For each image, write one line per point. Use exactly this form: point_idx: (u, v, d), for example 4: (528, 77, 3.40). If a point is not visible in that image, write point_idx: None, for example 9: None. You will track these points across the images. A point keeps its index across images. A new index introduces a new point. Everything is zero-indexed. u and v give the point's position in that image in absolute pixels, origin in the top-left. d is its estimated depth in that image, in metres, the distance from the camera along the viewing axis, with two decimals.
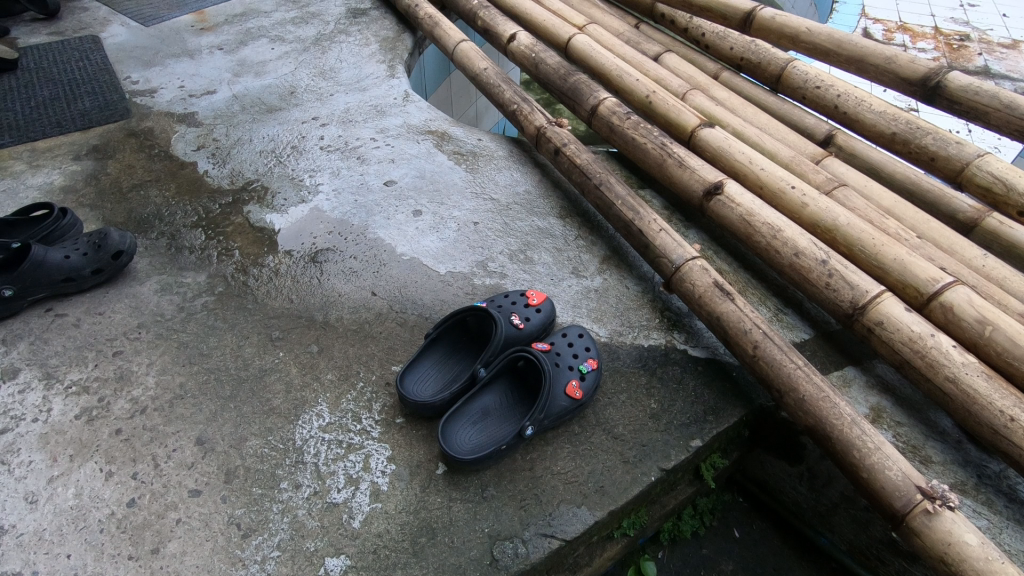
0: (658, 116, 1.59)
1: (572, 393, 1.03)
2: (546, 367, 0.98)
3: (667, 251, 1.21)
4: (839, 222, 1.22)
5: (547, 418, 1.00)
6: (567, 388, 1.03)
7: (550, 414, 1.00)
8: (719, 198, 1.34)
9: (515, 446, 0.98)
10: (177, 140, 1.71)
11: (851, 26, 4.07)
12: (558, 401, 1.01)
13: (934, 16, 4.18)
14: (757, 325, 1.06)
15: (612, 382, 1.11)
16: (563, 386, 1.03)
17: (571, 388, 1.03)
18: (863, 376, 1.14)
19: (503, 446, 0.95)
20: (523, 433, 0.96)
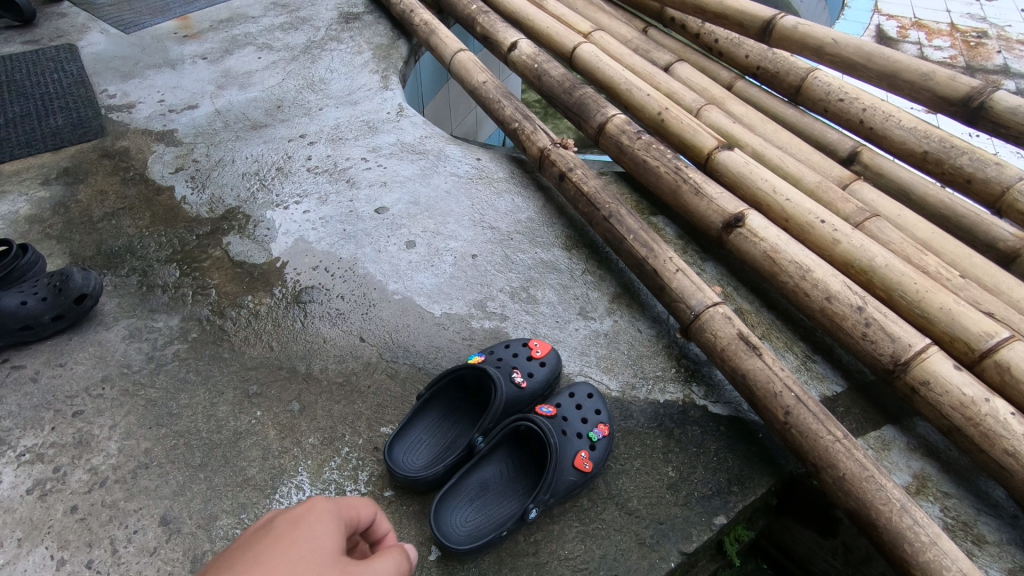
0: (671, 136, 1.47)
1: (581, 465, 0.92)
2: (553, 441, 0.87)
3: (684, 295, 1.10)
4: (876, 263, 1.10)
5: (553, 497, 0.89)
6: (574, 460, 0.92)
7: (557, 492, 0.90)
8: (741, 232, 1.22)
9: (517, 529, 0.87)
10: (154, 161, 1.60)
11: (863, 24, 3.91)
12: (565, 476, 0.91)
13: (949, 12, 4.02)
14: (789, 387, 0.94)
15: (624, 447, 1.00)
16: (571, 457, 0.92)
17: (580, 459, 0.93)
18: (904, 437, 1.03)
19: (504, 532, 0.84)
20: (525, 517, 0.85)
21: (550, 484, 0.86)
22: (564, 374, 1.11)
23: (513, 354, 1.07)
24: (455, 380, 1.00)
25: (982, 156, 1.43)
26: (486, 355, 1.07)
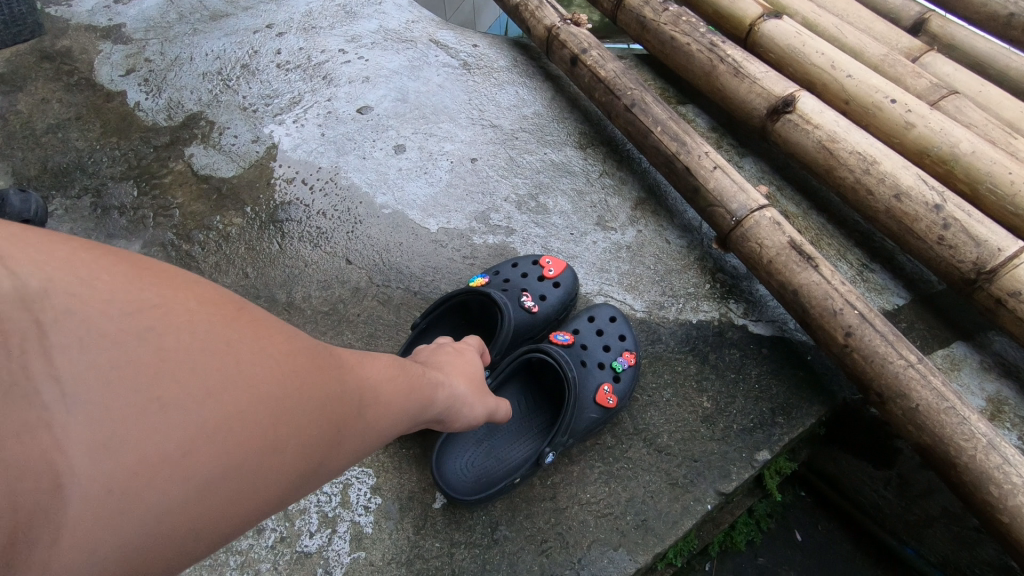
0: (705, 6, 1.22)
1: (603, 400, 0.80)
2: (570, 374, 0.75)
3: (723, 198, 0.93)
4: (960, 149, 0.90)
5: (572, 437, 0.78)
6: (595, 395, 0.80)
7: (576, 430, 0.78)
8: (790, 118, 1.02)
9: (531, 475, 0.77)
10: (101, 62, 1.38)
11: None
12: (585, 413, 0.79)
13: None
14: (851, 304, 0.79)
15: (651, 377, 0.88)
16: (591, 392, 0.81)
17: (602, 393, 0.81)
18: (977, 355, 0.89)
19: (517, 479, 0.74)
20: (541, 462, 0.74)
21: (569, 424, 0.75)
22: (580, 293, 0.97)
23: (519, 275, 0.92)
24: (451, 307, 0.86)
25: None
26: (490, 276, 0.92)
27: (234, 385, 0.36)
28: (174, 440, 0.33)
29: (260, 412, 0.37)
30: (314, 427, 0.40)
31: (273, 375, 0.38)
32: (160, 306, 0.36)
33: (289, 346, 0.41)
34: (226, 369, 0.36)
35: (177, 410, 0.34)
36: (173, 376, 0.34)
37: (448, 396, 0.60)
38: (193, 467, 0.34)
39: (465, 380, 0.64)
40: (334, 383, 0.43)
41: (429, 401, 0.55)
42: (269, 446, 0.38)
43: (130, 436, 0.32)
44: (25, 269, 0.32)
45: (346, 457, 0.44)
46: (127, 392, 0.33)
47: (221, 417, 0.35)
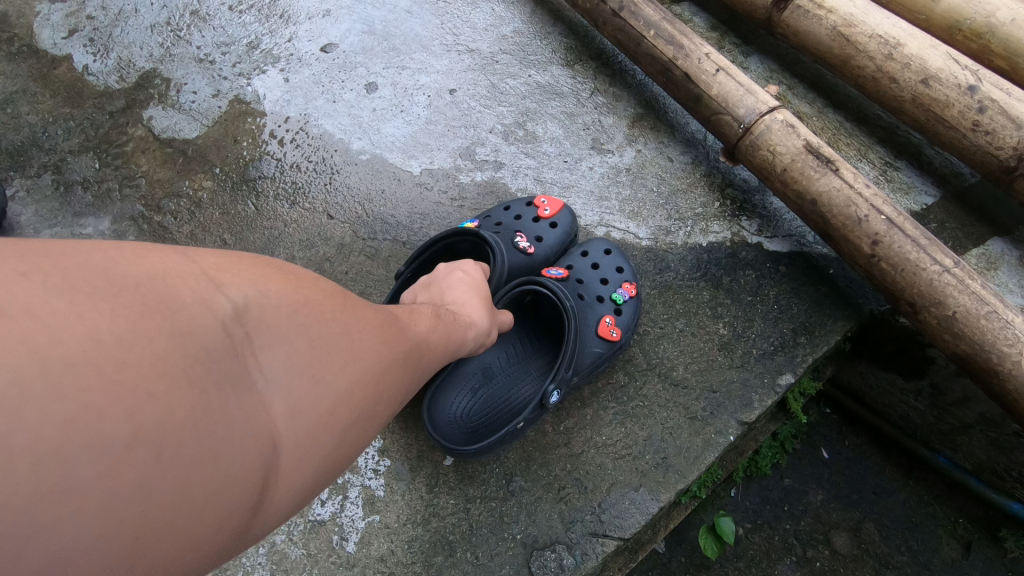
0: None
1: (606, 333, 0.75)
2: (569, 305, 0.69)
3: (729, 104, 0.83)
4: (998, 18, 0.79)
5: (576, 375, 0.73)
6: (598, 328, 0.75)
7: (579, 368, 0.73)
8: (799, 5, 0.91)
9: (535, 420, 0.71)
10: (40, 24, 1.27)
11: None
12: (588, 349, 0.73)
13: None
14: (877, 210, 0.71)
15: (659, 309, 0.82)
16: (594, 327, 0.75)
17: (607, 327, 0.75)
18: (1015, 251, 0.82)
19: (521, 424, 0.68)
20: (546, 401, 0.68)
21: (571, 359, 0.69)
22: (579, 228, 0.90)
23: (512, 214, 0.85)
24: (440, 252, 0.80)
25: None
26: (480, 218, 0.85)
27: (369, 353, 0.44)
28: (339, 400, 0.41)
29: (390, 373, 0.46)
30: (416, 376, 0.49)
31: (389, 341, 0.46)
32: (305, 301, 0.42)
33: (389, 314, 0.49)
34: (364, 340, 0.44)
35: (339, 377, 0.42)
36: (326, 350, 0.41)
37: (477, 335, 0.62)
38: (356, 418, 0.43)
39: (483, 308, 0.64)
40: (424, 337, 0.51)
41: (463, 344, 0.59)
42: (394, 401, 0.46)
43: (310, 403, 0.40)
44: (206, 282, 0.38)
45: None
46: (300, 368, 0.40)
47: (365, 379, 0.43)
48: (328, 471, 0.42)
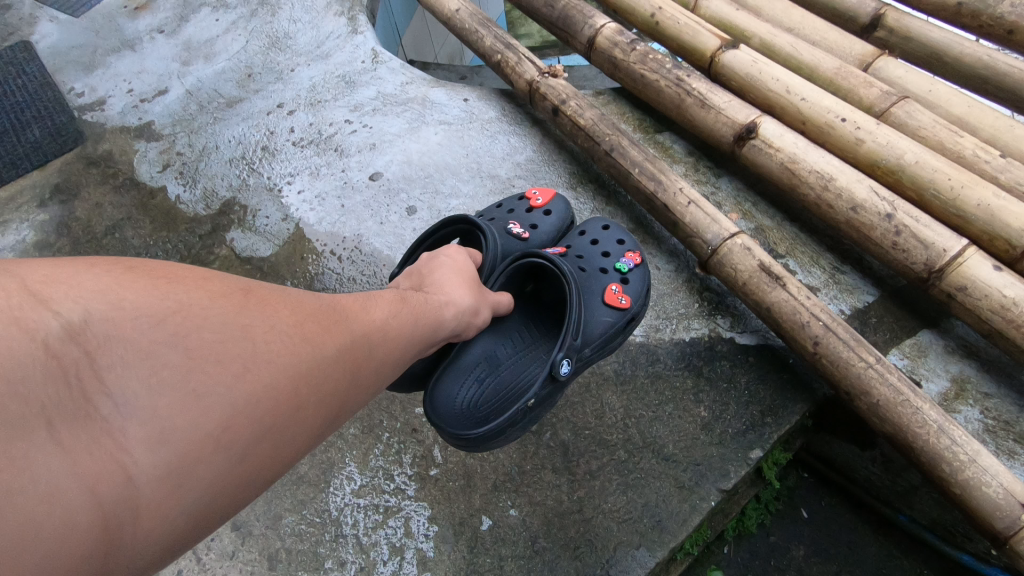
0: (669, 41, 1.33)
1: (613, 299, 0.94)
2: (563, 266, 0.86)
3: (699, 229, 1.05)
4: (905, 160, 1.01)
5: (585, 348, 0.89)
6: (606, 297, 0.94)
7: (589, 337, 0.90)
8: (754, 144, 1.13)
9: (548, 398, 0.85)
10: (140, 162, 1.55)
11: None
12: (599, 319, 0.92)
13: None
14: (816, 317, 0.91)
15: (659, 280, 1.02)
16: (601, 297, 0.94)
17: (615, 295, 0.94)
18: (941, 340, 1.00)
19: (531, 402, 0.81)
20: (558, 371, 0.82)
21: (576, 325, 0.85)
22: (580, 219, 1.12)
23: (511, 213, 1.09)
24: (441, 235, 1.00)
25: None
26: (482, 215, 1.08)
27: (269, 355, 0.54)
28: (239, 405, 0.51)
29: (303, 370, 0.56)
30: (345, 367, 0.60)
31: (291, 338, 0.56)
32: (173, 308, 0.51)
33: (301, 315, 0.58)
34: (266, 347, 0.54)
35: (237, 385, 0.51)
36: (215, 361, 0.51)
37: (456, 313, 0.78)
38: (264, 415, 0.53)
39: (468, 289, 0.82)
40: (348, 331, 0.61)
41: (439, 322, 0.75)
42: (304, 383, 0.56)
43: (206, 413, 0.49)
44: (64, 310, 0.47)
45: (381, 375, 0.65)
46: (185, 382, 0.49)
47: (272, 377, 0.53)
48: (256, 456, 0.53)
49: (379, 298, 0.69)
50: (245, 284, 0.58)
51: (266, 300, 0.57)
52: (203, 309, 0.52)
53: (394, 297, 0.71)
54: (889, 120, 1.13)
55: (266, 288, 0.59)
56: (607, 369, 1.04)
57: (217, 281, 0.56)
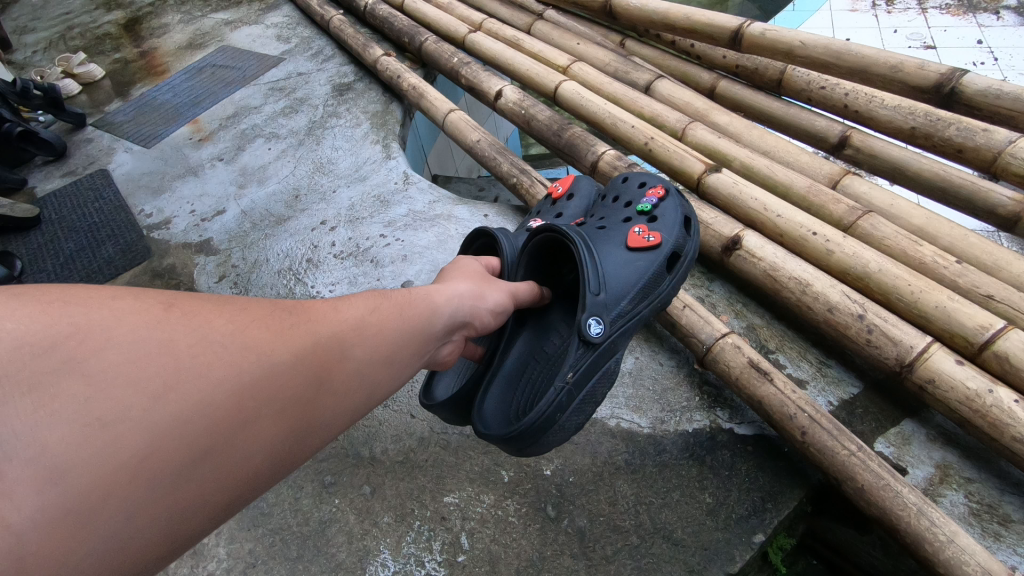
0: (661, 165, 1.54)
1: (636, 240, 1.03)
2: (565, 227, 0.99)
3: (694, 329, 1.19)
4: (871, 269, 1.17)
5: (620, 299, 0.97)
6: (630, 241, 1.04)
7: (621, 284, 0.98)
8: (739, 253, 1.29)
9: (590, 367, 0.92)
10: (199, 273, 1.77)
11: None
12: (632, 265, 1.01)
13: None
14: (802, 409, 1.03)
15: (687, 211, 1.11)
16: (626, 243, 1.04)
17: (640, 237, 1.04)
18: (923, 429, 1.10)
19: (571, 376, 0.90)
20: (587, 327, 0.91)
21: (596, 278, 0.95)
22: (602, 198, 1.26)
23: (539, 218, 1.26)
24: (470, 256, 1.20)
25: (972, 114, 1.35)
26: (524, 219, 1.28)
27: (196, 369, 0.59)
28: (163, 424, 0.56)
29: (244, 380, 0.62)
30: (298, 370, 0.66)
31: (218, 355, 0.61)
32: (70, 333, 0.55)
33: (236, 326, 0.64)
34: (192, 363, 0.59)
35: (157, 408, 0.56)
36: (132, 382, 0.55)
37: (452, 299, 0.88)
38: (199, 434, 0.58)
39: (468, 281, 0.93)
40: (296, 337, 0.68)
41: (434, 311, 0.85)
42: (232, 392, 0.61)
43: (125, 441, 0.54)
44: None
45: (355, 374, 0.73)
46: (90, 409, 0.53)
47: (205, 393, 0.59)
48: (205, 461, 0.58)
49: (352, 300, 0.78)
50: (168, 299, 0.63)
51: (190, 313, 0.63)
52: (117, 330, 0.57)
53: (361, 296, 0.79)
54: (856, 232, 1.30)
55: (194, 300, 0.65)
56: (619, 458, 1.15)
57: (136, 298, 0.61)
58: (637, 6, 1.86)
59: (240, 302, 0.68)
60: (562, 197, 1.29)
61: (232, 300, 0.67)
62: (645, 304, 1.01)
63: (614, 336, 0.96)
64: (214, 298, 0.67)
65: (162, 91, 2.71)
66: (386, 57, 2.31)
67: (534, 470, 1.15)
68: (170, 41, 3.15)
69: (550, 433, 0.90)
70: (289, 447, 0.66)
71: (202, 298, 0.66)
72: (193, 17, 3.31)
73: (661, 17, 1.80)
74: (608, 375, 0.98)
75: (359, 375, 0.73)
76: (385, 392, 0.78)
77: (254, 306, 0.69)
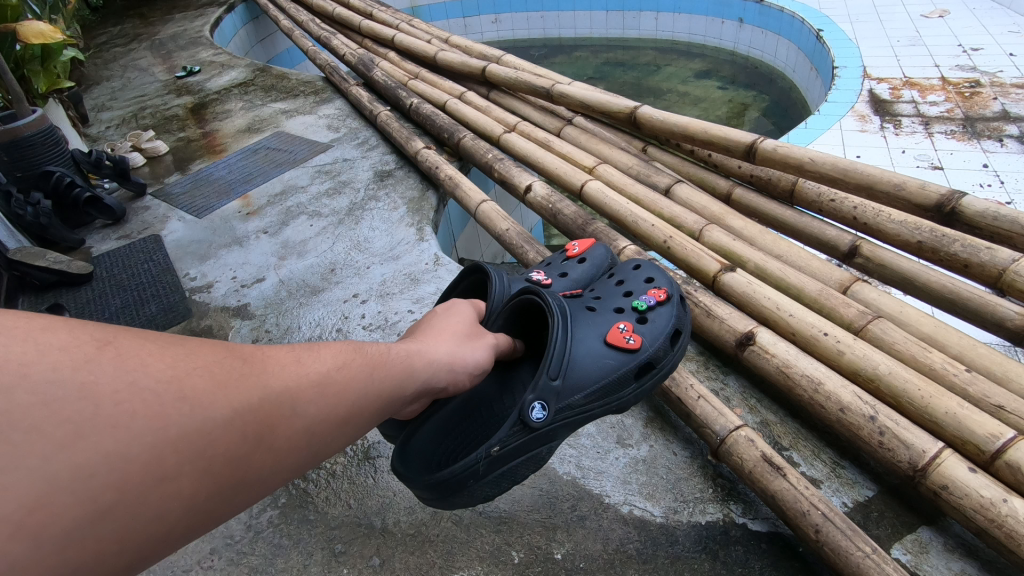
0: (680, 262, 1.63)
1: (616, 339, 1.08)
2: (552, 304, 1.04)
3: (709, 421, 1.23)
4: (881, 370, 1.21)
5: (575, 391, 1.03)
6: (618, 339, 1.08)
7: (584, 379, 1.04)
8: (753, 349, 1.34)
9: (517, 454, 0.99)
10: (233, 336, 1.86)
11: (858, 80, 3.75)
12: (601, 361, 1.05)
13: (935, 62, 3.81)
14: (815, 506, 1.05)
15: (679, 325, 1.15)
16: (607, 338, 1.09)
17: (624, 336, 1.08)
18: (940, 538, 1.09)
19: (496, 449, 0.96)
20: (530, 407, 0.96)
21: (558, 364, 1.00)
22: (607, 273, 1.34)
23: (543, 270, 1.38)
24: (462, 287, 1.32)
25: (974, 233, 1.44)
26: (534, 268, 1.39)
27: (116, 419, 0.59)
28: (65, 472, 0.56)
29: (170, 435, 0.62)
30: (232, 428, 0.67)
31: (147, 410, 0.61)
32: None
33: (175, 372, 0.65)
34: (112, 411, 0.60)
35: (57, 457, 0.56)
36: (44, 427, 0.56)
37: (418, 357, 0.89)
38: (103, 488, 0.58)
39: (437, 343, 0.94)
40: (240, 389, 0.69)
41: (409, 372, 0.87)
42: (152, 448, 0.61)
43: (18, 489, 0.53)
44: None
45: (300, 432, 0.74)
46: None
47: (121, 446, 0.59)
48: (106, 516, 0.58)
49: (321, 351, 0.79)
50: (107, 335, 0.64)
51: (126, 354, 0.63)
52: (35, 366, 0.58)
53: (333, 348, 0.81)
54: (867, 335, 1.35)
55: (132, 339, 0.65)
56: (630, 547, 1.14)
57: (70, 333, 0.62)
58: (659, 119, 2.03)
59: (190, 345, 0.69)
60: (575, 258, 1.40)
61: (181, 342, 0.68)
62: (600, 401, 1.05)
63: (556, 423, 1.02)
64: (162, 338, 0.68)
65: (218, 168, 2.96)
66: (426, 150, 2.52)
67: (544, 552, 1.15)
68: (230, 125, 3.46)
69: (470, 488, 0.98)
70: (208, 504, 0.67)
71: (148, 337, 0.67)
72: (254, 105, 3.66)
73: (681, 129, 1.97)
74: (536, 458, 1.03)
75: (301, 434, 0.74)
76: (326, 452, 0.78)
77: (205, 350, 0.69)
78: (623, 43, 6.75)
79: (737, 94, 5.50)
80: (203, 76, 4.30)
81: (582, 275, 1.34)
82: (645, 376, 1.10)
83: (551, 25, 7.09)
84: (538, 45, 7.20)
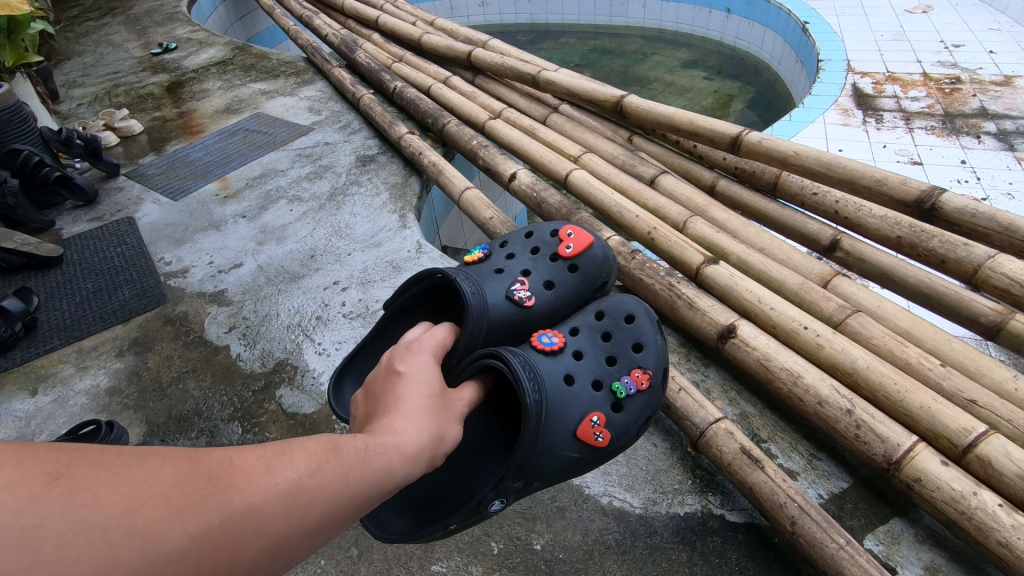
0: (663, 253, 1.63)
1: (585, 435, 1.03)
2: (531, 400, 0.94)
3: (689, 413, 1.23)
4: (859, 365, 1.23)
5: (534, 480, 1.00)
6: (588, 434, 1.03)
7: (544, 471, 1.00)
8: (734, 341, 1.34)
9: (474, 522, 0.98)
10: (210, 323, 1.82)
11: (842, 73, 3.77)
12: (563, 456, 1.02)
13: (919, 57, 3.85)
14: (791, 498, 1.06)
15: (653, 413, 1.11)
16: (576, 429, 1.04)
17: (594, 431, 1.04)
18: (911, 529, 1.11)
19: (453, 525, 0.93)
20: (487, 506, 0.92)
21: (522, 467, 0.94)
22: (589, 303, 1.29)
23: (528, 272, 1.30)
24: (435, 283, 1.22)
25: (952, 230, 1.46)
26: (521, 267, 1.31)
27: (54, 568, 0.50)
28: None
29: None
30: (186, 563, 0.57)
31: (90, 552, 0.52)
32: None
33: (128, 504, 0.56)
34: (53, 557, 0.50)
35: None
36: None
37: (400, 450, 0.79)
38: None
39: (418, 425, 0.83)
40: (198, 514, 0.59)
41: (388, 472, 0.76)
42: None
43: None
44: None
45: (264, 552, 0.64)
46: None
47: None
48: None
49: (294, 453, 0.69)
50: (59, 465, 0.54)
51: (78, 486, 0.54)
52: None
53: (308, 448, 0.71)
54: (846, 329, 1.37)
55: (89, 467, 0.56)
56: (609, 537, 1.15)
57: (17, 468, 0.52)
58: (645, 108, 2.02)
59: (151, 462, 0.60)
60: (565, 259, 1.32)
61: (142, 462, 0.59)
62: (553, 483, 1.05)
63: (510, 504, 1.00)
64: (121, 459, 0.58)
65: (195, 149, 2.88)
66: (410, 135, 2.47)
67: (523, 542, 1.15)
68: (208, 104, 3.37)
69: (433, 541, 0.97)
70: None
71: (102, 458, 0.57)
72: (233, 84, 3.56)
73: (667, 119, 1.96)
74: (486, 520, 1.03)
75: (263, 555, 0.64)
76: (294, 563, 0.69)
77: (165, 468, 0.60)
78: (611, 30, 6.71)
79: (722, 84, 5.50)
80: (180, 53, 4.17)
81: (567, 291, 1.29)
82: (606, 459, 1.09)
83: (538, 10, 7.00)
84: (525, 31, 7.13)
